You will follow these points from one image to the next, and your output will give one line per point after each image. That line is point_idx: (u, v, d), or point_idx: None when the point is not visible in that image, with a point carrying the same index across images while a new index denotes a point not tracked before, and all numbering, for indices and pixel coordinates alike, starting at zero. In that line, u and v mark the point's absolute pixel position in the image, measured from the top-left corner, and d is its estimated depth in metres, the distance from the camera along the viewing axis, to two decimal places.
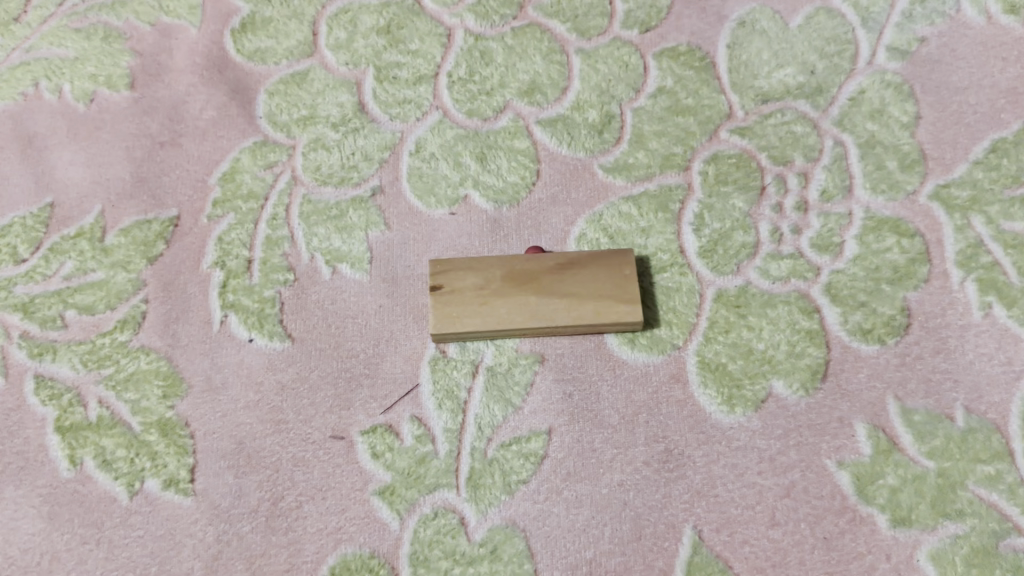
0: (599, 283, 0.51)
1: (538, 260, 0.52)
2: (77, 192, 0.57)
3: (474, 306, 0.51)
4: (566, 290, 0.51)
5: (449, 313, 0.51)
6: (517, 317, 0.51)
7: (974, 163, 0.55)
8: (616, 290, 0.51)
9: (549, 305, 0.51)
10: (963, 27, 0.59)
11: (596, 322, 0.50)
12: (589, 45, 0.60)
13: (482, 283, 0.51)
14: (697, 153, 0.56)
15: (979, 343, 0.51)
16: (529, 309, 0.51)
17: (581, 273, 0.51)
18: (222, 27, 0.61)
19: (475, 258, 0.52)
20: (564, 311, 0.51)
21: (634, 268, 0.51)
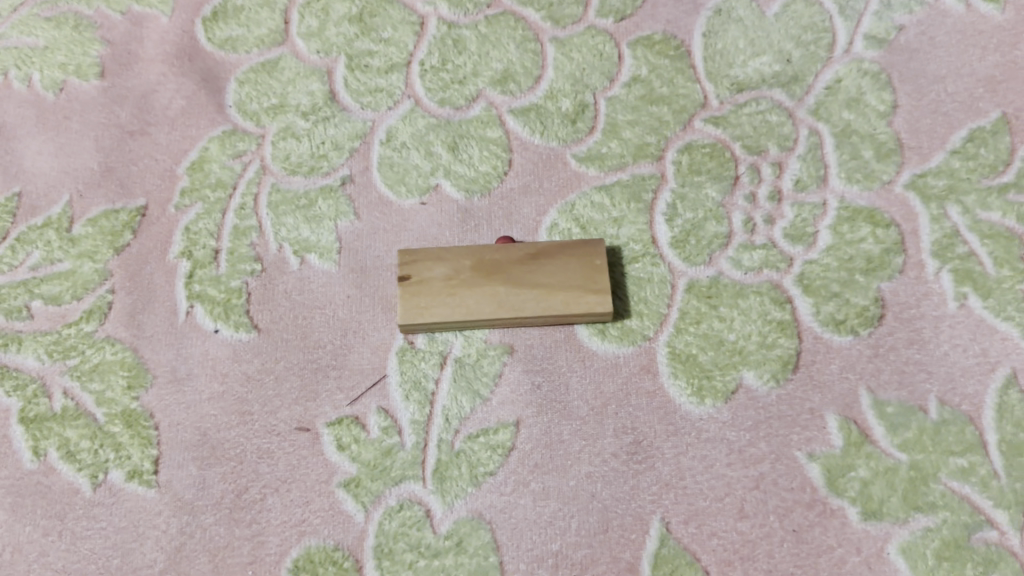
0: (568, 274, 0.50)
1: (508, 250, 0.51)
2: (45, 181, 0.57)
3: (442, 297, 0.50)
4: (535, 280, 0.50)
5: (416, 304, 0.50)
6: (485, 308, 0.50)
7: (951, 152, 0.54)
8: (586, 281, 0.50)
9: (518, 295, 0.50)
10: (942, 15, 0.58)
11: (565, 312, 0.50)
12: (564, 33, 0.59)
13: (451, 273, 0.51)
14: (671, 142, 0.56)
15: (954, 334, 0.50)
16: (498, 299, 0.50)
17: (550, 264, 0.51)
18: (194, 16, 0.61)
19: (445, 248, 0.51)
20: (533, 302, 0.50)
21: (605, 259, 0.51)
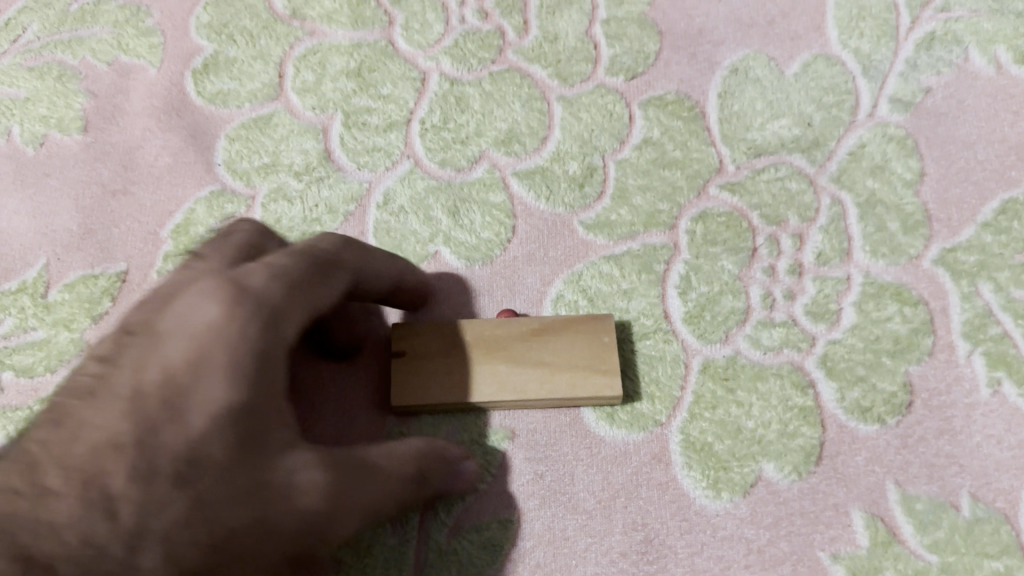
0: (578, 351, 0.47)
1: (512, 324, 0.48)
2: (21, 243, 0.54)
3: (440, 376, 0.47)
4: (541, 359, 0.47)
5: (408, 384, 0.47)
6: (487, 388, 0.47)
7: (982, 225, 0.51)
8: (597, 359, 0.47)
9: (522, 375, 0.47)
10: (970, 78, 0.55)
11: (574, 394, 0.46)
12: (571, 92, 0.56)
13: (446, 347, 0.48)
14: (685, 210, 0.52)
15: (988, 423, 0.47)
16: (500, 378, 0.47)
17: (559, 340, 0.48)
18: (183, 68, 0.58)
19: (444, 323, 0.48)
20: (539, 382, 0.47)
21: (615, 334, 0.48)
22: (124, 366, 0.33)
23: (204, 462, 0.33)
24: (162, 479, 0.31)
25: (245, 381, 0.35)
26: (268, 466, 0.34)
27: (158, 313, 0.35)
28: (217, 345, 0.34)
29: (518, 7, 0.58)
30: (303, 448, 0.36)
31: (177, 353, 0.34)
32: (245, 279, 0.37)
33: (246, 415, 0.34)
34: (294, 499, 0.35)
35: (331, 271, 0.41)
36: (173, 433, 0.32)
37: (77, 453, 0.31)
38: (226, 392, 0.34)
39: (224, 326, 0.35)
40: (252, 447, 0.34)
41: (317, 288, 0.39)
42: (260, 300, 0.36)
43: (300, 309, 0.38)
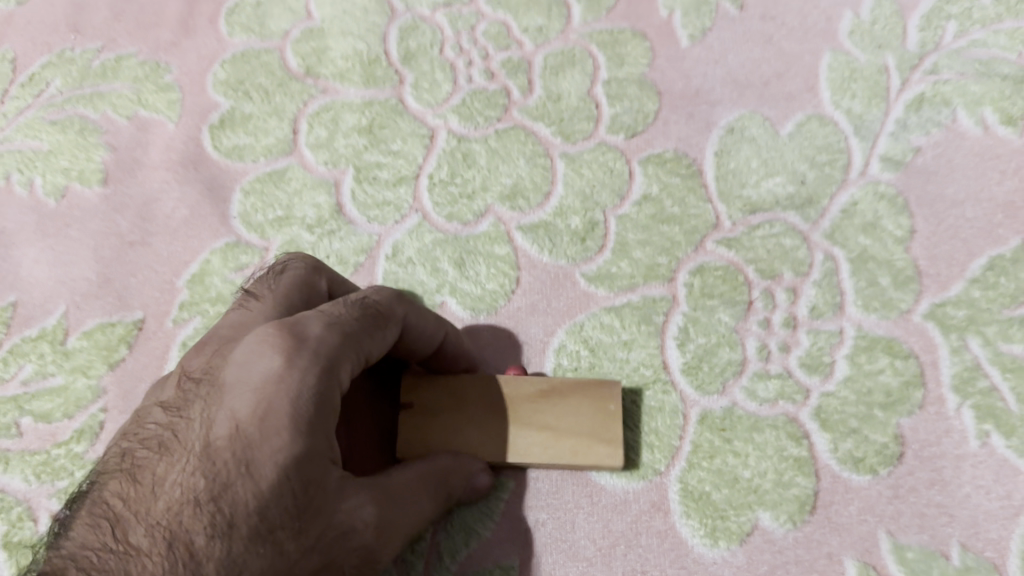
0: (582, 418, 0.48)
1: (521, 383, 0.49)
2: (42, 291, 0.56)
3: (445, 430, 0.48)
4: (546, 423, 0.48)
5: (411, 436, 0.48)
6: (489, 447, 0.48)
7: (970, 281, 0.53)
8: (600, 429, 0.48)
9: (525, 437, 0.48)
10: (959, 138, 0.56)
11: (574, 462, 0.48)
12: (574, 149, 0.58)
13: (454, 404, 0.49)
14: (683, 264, 0.54)
15: (976, 474, 0.48)
16: (503, 440, 0.48)
17: (565, 404, 0.49)
18: (201, 123, 0.60)
19: (454, 377, 0.49)
20: (541, 446, 0.48)
21: (620, 403, 0.49)
22: (195, 422, 0.36)
23: (272, 512, 0.35)
24: (235, 531, 0.34)
25: (308, 435, 0.37)
26: (326, 509, 0.38)
27: (223, 367, 0.38)
28: (281, 403, 0.36)
29: (524, 66, 0.60)
30: (356, 487, 0.39)
31: (246, 407, 0.36)
32: (303, 327, 0.39)
33: (310, 466, 0.37)
34: (349, 535, 0.39)
35: (381, 315, 0.43)
36: (244, 486, 0.35)
37: (160, 511, 0.34)
38: (292, 445, 0.36)
39: (285, 377, 0.37)
40: (315, 494, 0.37)
41: (370, 334, 0.42)
42: (317, 350, 0.38)
43: (355, 355, 0.40)
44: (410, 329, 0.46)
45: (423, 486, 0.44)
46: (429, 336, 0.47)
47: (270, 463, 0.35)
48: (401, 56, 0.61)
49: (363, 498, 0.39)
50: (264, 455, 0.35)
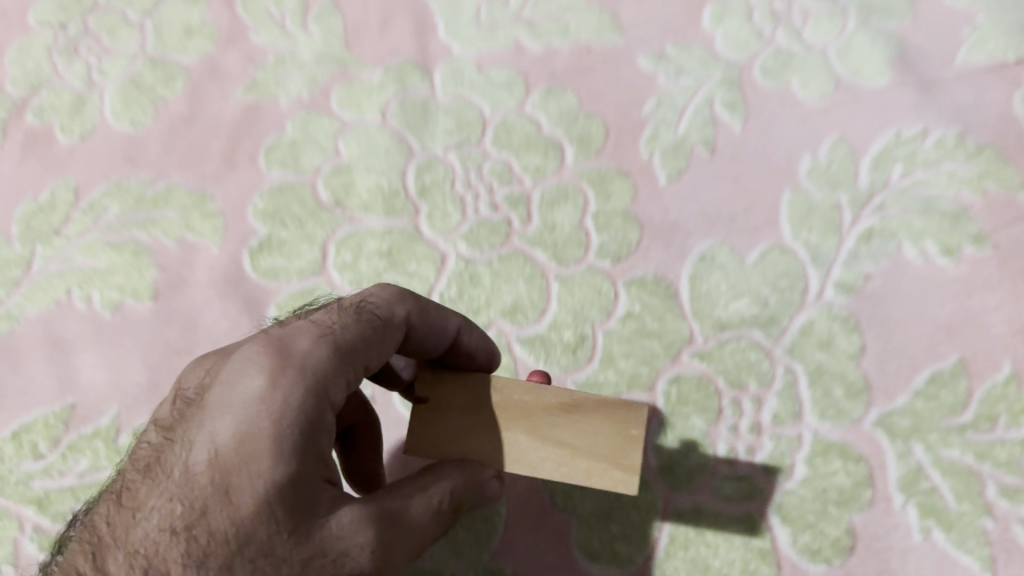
0: (601, 439, 0.45)
1: (543, 390, 0.46)
2: (96, 393, 0.65)
3: (456, 430, 0.46)
4: (562, 438, 0.45)
5: (417, 436, 0.46)
6: (497, 455, 0.45)
7: (914, 393, 0.59)
8: (620, 453, 0.44)
9: (538, 451, 0.45)
10: (903, 267, 0.62)
11: (586, 484, 0.44)
12: (567, 271, 0.66)
13: (468, 409, 0.46)
14: (662, 373, 0.62)
15: (919, 566, 0.55)
16: (513, 449, 0.45)
17: (585, 420, 0.45)
18: (241, 247, 0.69)
19: (475, 377, 0.47)
20: (553, 462, 0.45)
21: (644, 430, 0.45)
22: (183, 450, 0.42)
23: (252, 528, 0.40)
24: (209, 553, 0.40)
25: (289, 455, 0.41)
26: (311, 524, 0.41)
27: (215, 393, 0.43)
28: (259, 424, 0.41)
29: (524, 199, 0.68)
30: (348, 501, 0.43)
31: (222, 435, 0.41)
32: (291, 345, 0.44)
33: (291, 482, 0.41)
34: (340, 558, 0.41)
35: (379, 323, 0.47)
36: (221, 508, 0.40)
37: (147, 534, 0.41)
38: (269, 463, 0.41)
39: (266, 396, 0.42)
40: (298, 510, 0.41)
41: (367, 346, 0.46)
42: (300, 367, 0.43)
43: (345, 372, 0.44)
44: (414, 329, 0.49)
45: (425, 501, 0.44)
46: (439, 331, 0.50)
47: (246, 483, 0.40)
48: (417, 189, 0.69)
49: (356, 516, 0.42)
50: (243, 477, 0.41)
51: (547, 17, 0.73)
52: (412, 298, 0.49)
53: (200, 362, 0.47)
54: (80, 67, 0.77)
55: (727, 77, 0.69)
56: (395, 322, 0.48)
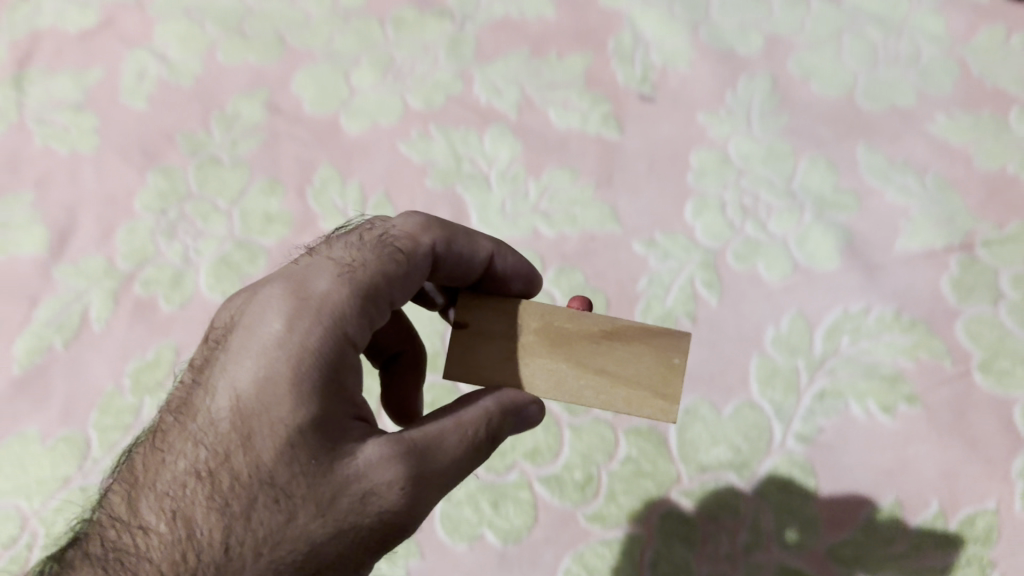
0: (641, 369, 0.52)
1: (587, 320, 0.54)
2: None
3: (499, 360, 0.53)
4: (603, 367, 0.52)
5: (462, 359, 0.54)
6: (542, 382, 0.52)
7: (859, 528, 0.71)
8: (660, 382, 0.52)
9: (581, 380, 0.52)
10: (850, 422, 0.75)
11: (625, 409, 0.52)
12: (577, 420, 0.78)
13: (508, 334, 0.54)
14: (654, 508, 0.74)
15: None
16: (557, 378, 0.52)
17: (625, 349, 0.53)
18: None
19: (518, 307, 0.54)
20: (593, 391, 0.52)
21: (684, 359, 0.53)
22: (211, 395, 0.47)
23: (273, 468, 0.45)
24: (236, 492, 0.45)
25: (309, 399, 0.46)
26: (332, 460, 0.45)
27: (238, 339, 0.48)
28: (279, 365, 0.46)
29: None
30: (371, 437, 0.47)
31: (244, 382, 0.46)
32: (310, 288, 0.49)
33: (309, 422, 0.45)
34: (365, 496, 0.45)
35: (402, 258, 0.52)
36: (243, 450, 0.45)
37: (180, 478, 0.46)
38: (288, 402, 0.45)
39: (284, 338, 0.47)
40: (319, 449, 0.45)
41: (388, 280, 0.51)
42: (318, 308, 0.48)
43: (364, 309, 0.49)
44: (441, 259, 0.55)
45: (459, 434, 0.48)
46: (470, 258, 0.56)
47: (265, 424, 0.45)
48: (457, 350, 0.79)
49: (380, 452, 0.46)
50: (265, 415, 0.45)
51: (560, 209, 0.88)
52: (435, 232, 0.55)
53: (229, 301, 0.53)
54: (179, 247, 0.88)
55: (705, 261, 0.83)
56: (417, 256, 0.53)
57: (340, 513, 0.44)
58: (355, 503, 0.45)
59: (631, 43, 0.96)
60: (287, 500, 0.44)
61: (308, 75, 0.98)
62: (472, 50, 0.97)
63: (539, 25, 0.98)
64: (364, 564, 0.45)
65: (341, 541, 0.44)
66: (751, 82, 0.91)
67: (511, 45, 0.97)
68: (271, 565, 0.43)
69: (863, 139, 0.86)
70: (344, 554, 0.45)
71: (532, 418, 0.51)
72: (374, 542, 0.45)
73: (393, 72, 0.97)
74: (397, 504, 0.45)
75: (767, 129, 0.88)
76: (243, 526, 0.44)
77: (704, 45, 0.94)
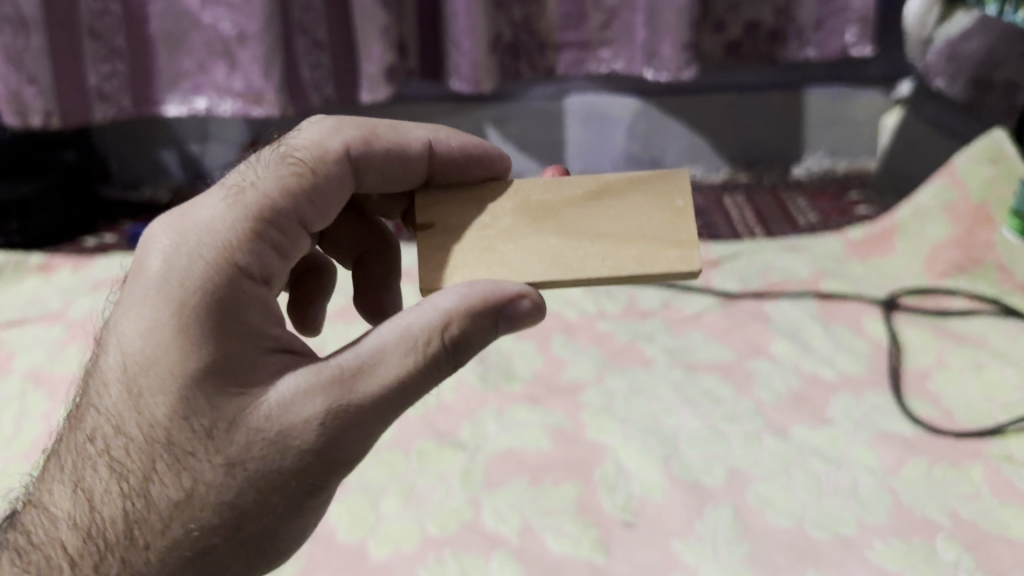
0: (643, 219, 0.57)
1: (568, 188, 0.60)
2: None
3: (483, 253, 0.56)
4: (603, 229, 0.56)
5: (440, 250, 0.57)
6: (538, 263, 0.55)
7: None
8: (671, 234, 0.56)
9: (584, 248, 0.56)
10: None
11: (639, 266, 0.54)
12: None
13: (486, 220, 0.59)
14: None
15: None
16: (553, 254, 0.56)
17: (618, 203, 0.58)
18: None
19: (485, 202, 0.60)
20: (600, 260, 0.55)
21: (687, 200, 0.58)
22: (110, 359, 0.53)
23: (174, 428, 0.50)
24: (142, 454, 0.50)
25: (196, 352, 0.50)
26: (230, 415, 0.49)
27: (128, 290, 0.53)
28: (168, 317, 0.51)
29: None
30: (278, 376, 0.51)
31: (133, 346, 0.51)
32: (199, 234, 0.54)
33: (199, 376, 0.50)
34: (273, 447, 0.49)
35: (303, 171, 0.59)
36: (142, 413, 0.50)
37: (92, 447, 0.52)
38: (180, 354, 0.50)
39: (168, 287, 0.51)
40: (213, 399, 0.50)
41: (297, 197, 0.58)
42: (203, 251, 0.52)
43: (260, 237, 0.55)
44: (362, 159, 0.63)
45: (394, 350, 0.50)
46: (403, 148, 0.64)
47: (157, 383, 0.50)
48: None
49: (290, 399, 0.50)
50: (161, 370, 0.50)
51: None
52: (344, 137, 0.63)
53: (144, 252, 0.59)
54: None
55: None
56: (327, 167, 0.61)
57: (247, 462, 0.49)
58: (261, 447, 0.49)
59: (614, 472, 0.83)
60: (190, 456, 0.50)
61: (344, 503, 0.81)
62: (482, 477, 0.83)
63: (539, 455, 0.85)
64: (289, 504, 0.51)
65: (249, 489, 0.49)
66: (716, 511, 0.79)
67: (510, 474, 0.83)
68: (189, 520, 0.50)
69: (813, 566, 0.74)
70: (259, 499, 0.50)
71: (525, 317, 0.51)
72: (294, 487, 0.50)
73: (414, 499, 0.81)
74: (308, 445, 0.49)
75: (730, 555, 0.75)
76: (150, 486, 0.50)
77: (675, 476, 0.82)
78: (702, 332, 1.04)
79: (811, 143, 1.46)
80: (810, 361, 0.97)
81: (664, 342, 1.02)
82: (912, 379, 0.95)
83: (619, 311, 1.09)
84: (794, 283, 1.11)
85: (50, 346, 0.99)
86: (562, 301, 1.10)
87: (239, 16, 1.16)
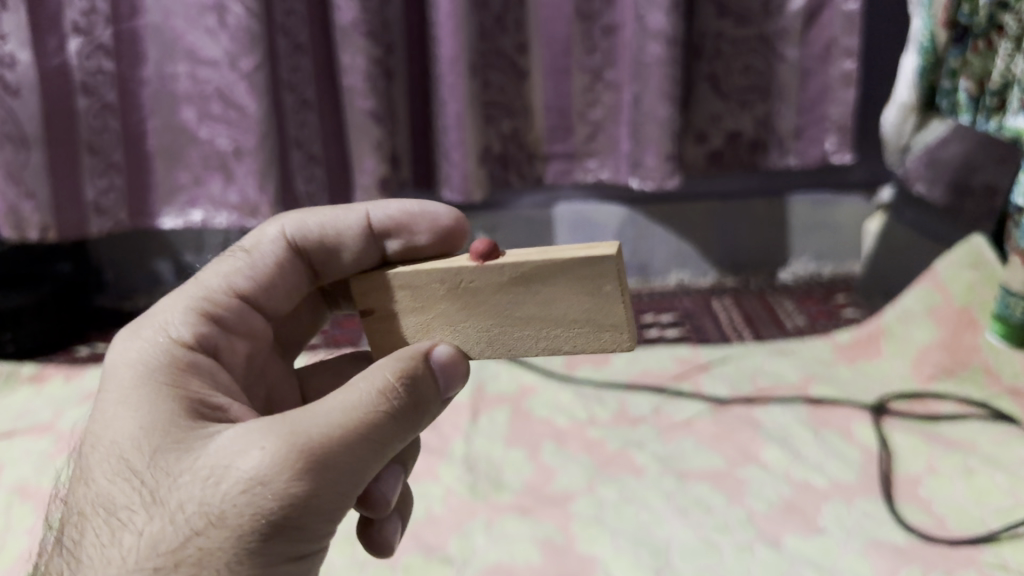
0: (572, 300, 0.52)
1: (494, 271, 0.54)
2: None
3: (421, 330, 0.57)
4: (534, 313, 0.54)
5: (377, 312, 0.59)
6: (474, 338, 0.56)
7: None
8: (601, 316, 0.52)
9: (521, 337, 0.54)
10: None
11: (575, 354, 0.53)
12: None
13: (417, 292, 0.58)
14: None
15: None
16: (490, 336, 0.55)
17: (545, 286, 0.53)
18: None
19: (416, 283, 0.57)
20: (536, 342, 0.54)
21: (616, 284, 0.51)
22: None
23: (128, 468, 0.49)
24: (105, 501, 0.49)
25: (146, 397, 0.52)
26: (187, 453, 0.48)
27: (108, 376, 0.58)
28: (119, 367, 0.55)
29: None
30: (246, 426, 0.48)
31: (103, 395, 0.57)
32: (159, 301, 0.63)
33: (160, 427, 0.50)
34: (224, 479, 0.46)
35: (241, 251, 0.67)
36: (107, 464, 0.50)
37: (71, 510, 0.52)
38: (152, 408, 0.51)
39: (123, 338, 0.58)
40: (172, 442, 0.49)
41: (269, 287, 0.67)
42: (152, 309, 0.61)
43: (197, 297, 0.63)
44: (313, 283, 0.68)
45: (352, 390, 0.49)
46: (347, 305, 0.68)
47: (116, 431, 0.51)
48: None
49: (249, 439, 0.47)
50: (113, 421, 0.51)
51: None
52: (279, 221, 0.68)
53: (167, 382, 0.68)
54: None
55: None
56: (262, 249, 0.67)
57: (197, 498, 0.46)
58: (212, 480, 0.46)
59: None
60: (142, 507, 0.48)
61: None
62: None
63: (527, 569, 0.84)
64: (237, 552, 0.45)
65: (195, 533, 0.46)
66: None
67: None
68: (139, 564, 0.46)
69: None
70: (208, 538, 0.45)
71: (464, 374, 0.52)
72: (234, 522, 0.45)
73: None
74: (260, 476, 0.45)
75: None
76: (110, 535, 0.48)
77: None
78: (692, 439, 1.04)
79: (798, 247, 1.50)
80: (802, 469, 0.97)
81: (654, 450, 1.02)
82: (903, 485, 0.94)
83: (610, 417, 1.09)
84: (785, 388, 1.12)
85: (39, 459, 0.99)
86: (551, 408, 1.11)
87: (235, 131, 1.20)
